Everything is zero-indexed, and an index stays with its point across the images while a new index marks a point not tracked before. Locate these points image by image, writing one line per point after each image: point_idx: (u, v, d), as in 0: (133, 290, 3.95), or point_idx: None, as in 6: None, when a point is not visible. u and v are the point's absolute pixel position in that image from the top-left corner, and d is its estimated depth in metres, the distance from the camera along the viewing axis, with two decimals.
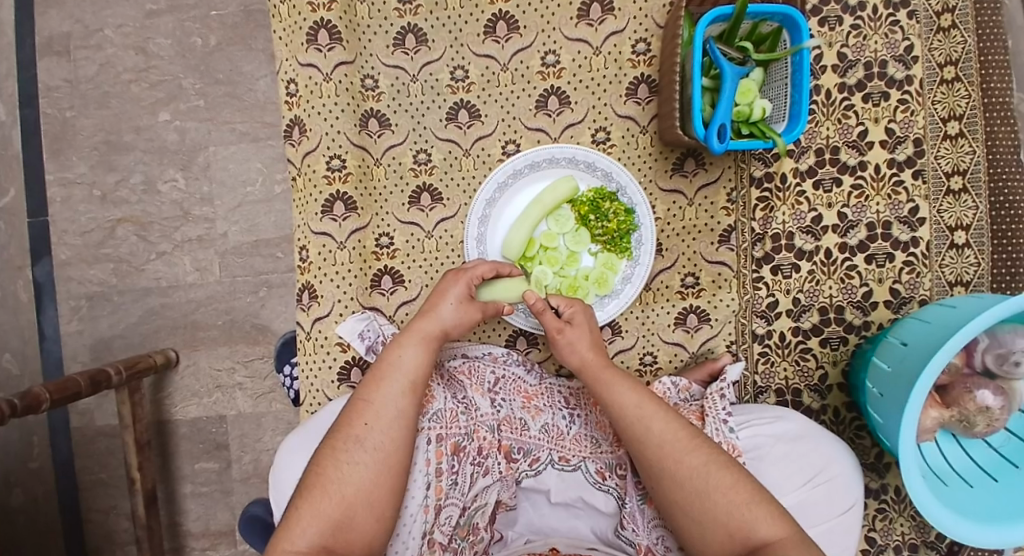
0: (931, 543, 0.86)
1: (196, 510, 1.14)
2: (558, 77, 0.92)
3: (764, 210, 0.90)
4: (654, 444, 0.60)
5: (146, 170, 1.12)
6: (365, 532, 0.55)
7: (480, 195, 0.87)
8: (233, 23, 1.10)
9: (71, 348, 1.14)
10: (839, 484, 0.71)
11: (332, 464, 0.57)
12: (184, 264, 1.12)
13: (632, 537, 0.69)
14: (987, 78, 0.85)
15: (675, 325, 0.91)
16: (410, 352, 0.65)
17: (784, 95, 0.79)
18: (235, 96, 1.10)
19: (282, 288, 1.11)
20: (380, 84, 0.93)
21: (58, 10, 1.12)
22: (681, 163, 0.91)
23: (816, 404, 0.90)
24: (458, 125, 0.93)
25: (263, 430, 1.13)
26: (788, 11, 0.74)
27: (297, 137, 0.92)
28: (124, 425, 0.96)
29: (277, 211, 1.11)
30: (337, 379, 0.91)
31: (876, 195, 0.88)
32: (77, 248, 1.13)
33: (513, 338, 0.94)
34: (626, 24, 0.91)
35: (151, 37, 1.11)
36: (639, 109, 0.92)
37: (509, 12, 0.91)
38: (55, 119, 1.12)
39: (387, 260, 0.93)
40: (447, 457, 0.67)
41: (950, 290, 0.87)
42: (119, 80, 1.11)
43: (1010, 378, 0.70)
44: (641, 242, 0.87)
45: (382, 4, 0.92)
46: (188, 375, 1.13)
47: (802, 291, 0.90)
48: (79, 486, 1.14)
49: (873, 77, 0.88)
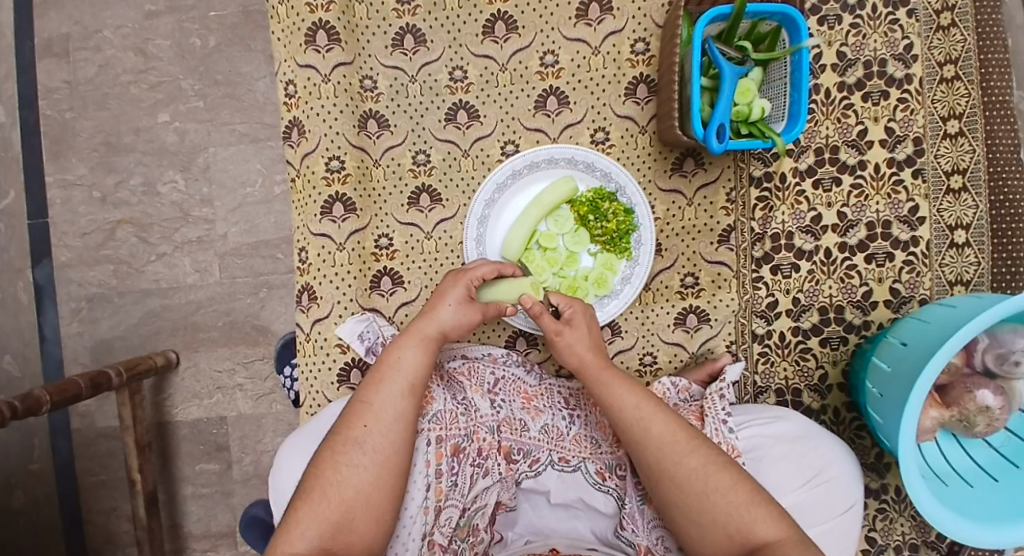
0: (931, 544, 0.86)
1: (197, 512, 1.14)
2: (557, 77, 0.92)
3: (764, 209, 0.90)
4: (654, 446, 0.60)
5: (146, 171, 1.12)
6: (365, 534, 0.55)
7: (480, 195, 0.87)
8: (233, 23, 1.10)
9: (72, 349, 1.14)
10: (838, 484, 0.71)
11: (331, 466, 0.57)
12: (184, 265, 1.12)
13: (632, 538, 0.69)
14: (987, 76, 0.85)
15: (675, 325, 0.91)
16: (410, 353, 0.65)
17: (783, 94, 0.79)
18: (234, 97, 1.10)
19: (282, 289, 1.11)
20: (379, 84, 0.93)
21: (57, 11, 1.12)
22: (680, 163, 0.91)
23: (816, 404, 0.90)
24: (457, 125, 0.93)
25: (264, 431, 1.13)
26: (787, 11, 0.73)
27: (296, 138, 0.92)
28: (125, 426, 0.96)
29: (278, 212, 1.11)
30: (338, 380, 0.91)
31: (876, 194, 0.88)
32: (77, 250, 1.13)
33: (512, 339, 0.94)
34: (626, 23, 0.91)
35: (151, 38, 1.11)
36: (639, 109, 0.92)
37: (508, 12, 0.91)
38: (55, 121, 1.12)
39: (387, 261, 0.93)
40: (447, 458, 0.67)
41: (951, 289, 0.87)
42: (118, 82, 1.11)
43: (1010, 378, 0.70)
44: (641, 242, 0.87)
45: (381, 5, 0.92)
46: (188, 376, 1.13)
47: (802, 291, 0.89)
48: (80, 488, 1.14)
49: (872, 76, 0.88)
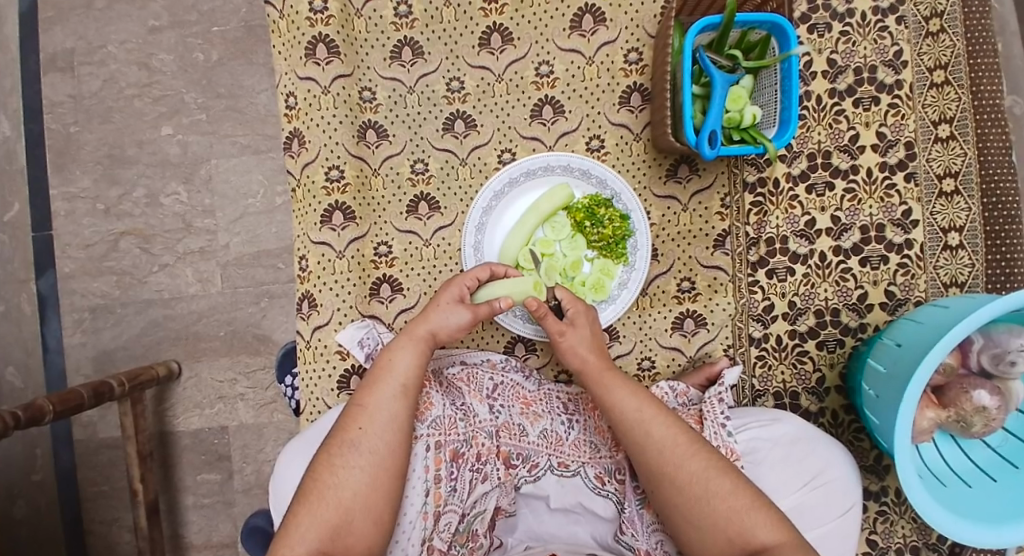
0: (933, 546, 0.86)
1: (198, 522, 1.15)
2: (552, 87, 0.93)
3: (758, 214, 0.91)
4: (654, 450, 0.61)
5: (148, 183, 1.13)
6: (365, 537, 0.56)
7: (478, 202, 0.89)
8: (234, 38, 1.12)
9: (74, 359, 1.15)
10: (837, 486, 0.71)
11: (327, 469, 0.57)
12: (186, 275, 1.13)
13: (631, 542, 0.69)
14: (977, 81, 0.86)
15: (672, 330, 0.92)
16: (403, 355, 0.66)
17: (774, 101, 0.80)
18: (236, 109, 1.12)
19: (283, 299, 1.12)
20: (378, 95, 0.95)
21: (61, 27, 1.14)
22: (675, 169, 0.92)
23: (815, 407, 0.90)
24: (455, 135, 0.94)
25: (264, 440, 1.13)
26: (776, 19, 0.75)
27: (296, 148, 0.94)
28: (127, 436, 0.96)
29: (278, 222, 1.12)
30: (337, 387, 0.91)
31: (869, 198, 0.89)
32: (80, 261, 1.14)
33: (511, 345, 0.94)
34: (619, 34, 0.92)
35: (153, 53, 1.13)
36: (633, 117, 0.93)
37: (503, 24, 0.93)
38: (60, 135, 1.14)
39: (385, 268, 0.94)
40: (447, 463, 0.67)
41: (946, 291, 0.87)
42: (122, 95, 1.13)
43: (1006, 378, 0.70)
44: (637, 247, 0.88)
45: (379, 19, 0.94)
46: (190, 386, 1.14)
47: (798, 294, 0.90)
48: (81, 498, 1.14)
49: (863, 82, 0.89)
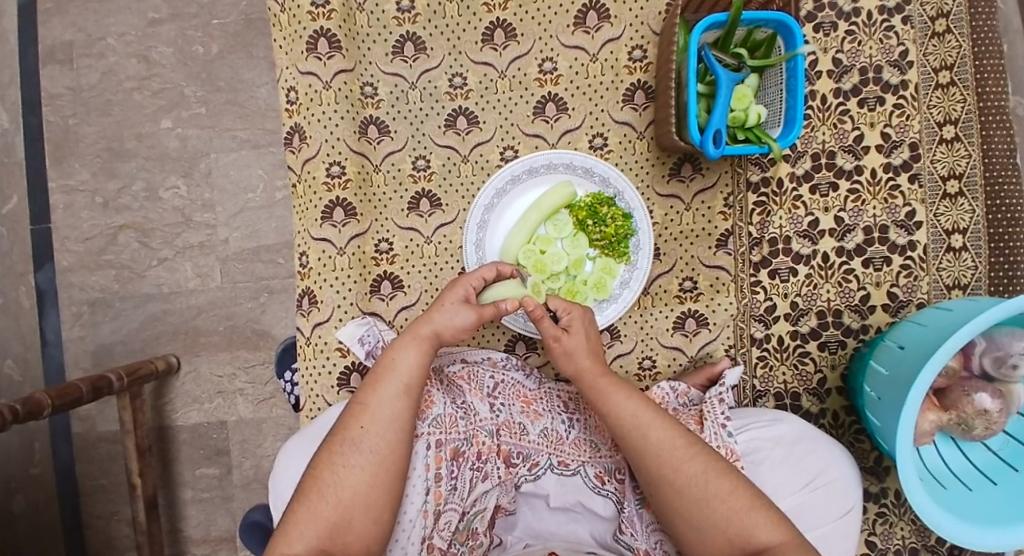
0: (931, 547, 0.86)
1: (197, 516, 1.14)
2: (556, 84, 0.93)
3: (761, 214, 0.91)
4: (653, 453, 0.60)
5: (148, 177, 1.13)
6: (364, 535, 0.55)
7: (479, 199, 0.88)
8: (234, 31, 1.11)
9: (73, 353, 1.14)
10: (838, 487, 0.71)
11: (327, 468, 0.57)
12: (185, 270, 1.13)
13: (631, 542, 0.69)
14: (982, 82, 0.86)
15: (673, 329, 0.92)
16: (404, 354, 0.65)
17: (779, 100, 0.79)
18: (236, 103, 1.11)
19: (282, 294, 1.12)
20: (379, 91, 0.94)
21: (60, 18, 1.13)
22: (678, 168, 0.92)
23: (815, 407, 0.90)
24: (457, 131, 0.94)
25: (264, 436, 1.13)
26: (782, 18, 0.74)
27: (297, 144, 0.93)
28: (125, 430, 0.96)
29: (278, 216, 1.11)
30: (337, 384, 0.91)
31: (873, 199, 0.89)
32: (79, 254, 1.14)
33: (512, 343, 0.94)
34: (623, 30, 0.91)
35: (153, 45, 1.12)
36: (636, 115, 0.92)
37: (507, 20, 0.92)
38: (58, 127, 1.13)
39: (386, 265, 0.94)
40: (447, 461, 0.67)
41: (948, 293, 0.87)
42: (121, 88, 1.13)
43: (1008, 381, 0.70)
44: (639, 246, 0.87)
45: (382, 13, 0.93)
46: (188, 381, 1.13)
47: (800, 295, 0.90)
48: (79, 492, 1.14)
49: (868, 82, 0.89)
